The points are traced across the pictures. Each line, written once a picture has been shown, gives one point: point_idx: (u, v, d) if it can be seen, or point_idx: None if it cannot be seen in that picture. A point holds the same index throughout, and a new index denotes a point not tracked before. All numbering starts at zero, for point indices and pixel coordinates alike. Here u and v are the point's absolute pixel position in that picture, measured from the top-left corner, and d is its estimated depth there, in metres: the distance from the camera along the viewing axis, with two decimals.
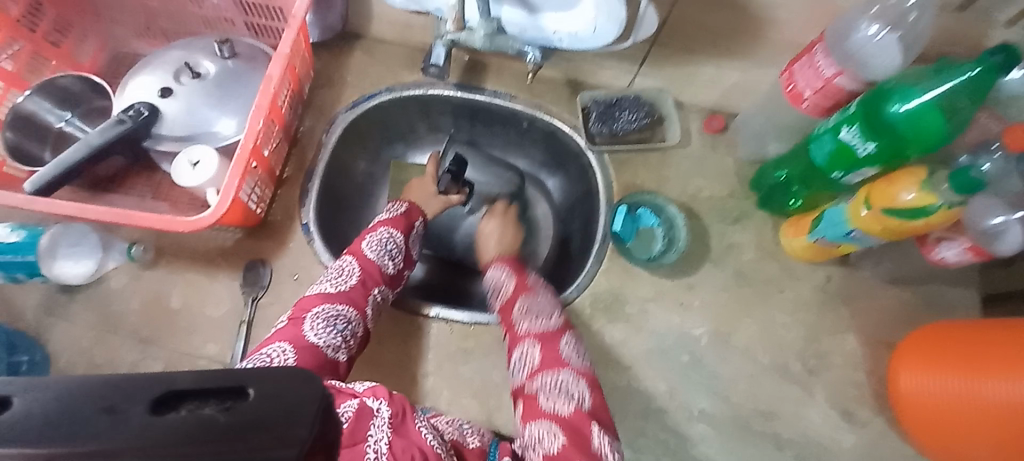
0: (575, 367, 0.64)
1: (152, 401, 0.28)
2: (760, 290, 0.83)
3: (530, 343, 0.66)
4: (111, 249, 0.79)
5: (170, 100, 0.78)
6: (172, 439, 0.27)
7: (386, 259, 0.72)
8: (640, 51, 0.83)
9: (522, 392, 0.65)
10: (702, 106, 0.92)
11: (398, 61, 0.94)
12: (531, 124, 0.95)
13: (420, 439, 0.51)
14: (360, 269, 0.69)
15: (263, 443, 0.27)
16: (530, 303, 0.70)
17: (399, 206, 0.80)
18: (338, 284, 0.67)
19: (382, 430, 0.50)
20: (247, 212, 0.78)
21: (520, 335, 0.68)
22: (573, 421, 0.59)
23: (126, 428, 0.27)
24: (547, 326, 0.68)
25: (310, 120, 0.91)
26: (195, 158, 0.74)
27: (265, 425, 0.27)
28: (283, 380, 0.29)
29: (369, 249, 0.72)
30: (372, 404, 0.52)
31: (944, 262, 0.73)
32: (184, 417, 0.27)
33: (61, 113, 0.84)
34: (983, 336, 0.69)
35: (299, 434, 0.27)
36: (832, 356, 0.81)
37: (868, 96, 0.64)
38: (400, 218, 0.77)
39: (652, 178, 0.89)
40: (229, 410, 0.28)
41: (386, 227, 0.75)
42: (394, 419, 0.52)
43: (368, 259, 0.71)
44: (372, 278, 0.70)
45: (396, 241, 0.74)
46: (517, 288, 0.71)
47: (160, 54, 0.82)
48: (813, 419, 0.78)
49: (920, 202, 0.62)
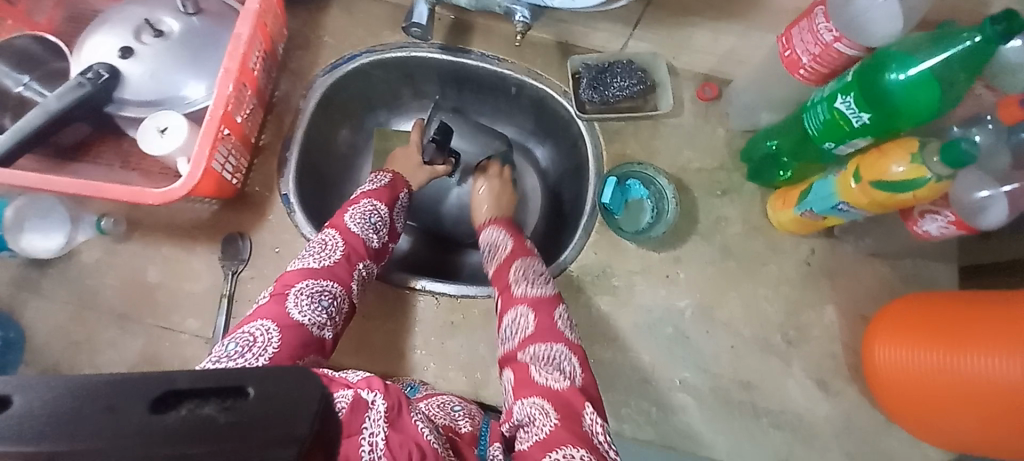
0: (567, 342, 0.62)
1: (152, 400, 0.28)
2: (745, 263, 0.84)
3: (525, 308, 0.65)
4: (80, 222, 0.75)
5: (132, 62, 0.72)
6: (172, 439, 0.27)
7: (371, 232, 0.71)
8: (635, 13, 0.79)
9: (511, 360, 0.63)
10: (696, 72, 0.89)
11: (378, 20, 0.88)
12: (520, 89, 0.92)
13: (417, 433, 0.44)
14: (343, 244, 0.68)
15: (262, 444, 0.27)
16: (525, 268, 0.70)
17: (382, 177, 0.78)
18: (321, 258, 0.65)
19: (378, 424, 0.42)
20: (222, 183, 0.74)
21: (514, 298, 0.67)
22: (565, 397, 0.56)
23: (126, 426, 0.27)
24: (542, 292, 0.67)
25: (285, 84, 0.86)
26: (163, 124, 0.69)
27: (263, 425, 0.28)
28: (283, 379, 0.30)
29: (352, 222, 0.70)
30: (366, 396, 0.43)
31: (926, 235, 0.72)
32: (184, 418, 0.27)
33: (18, 77, 0.78)
34: (966, 310, 0.69)
35: (299, 434, 0.28)
36: (812, 328, 0.83)
37: (865, 65, 0.62)
38: (385, 189, 0.76)
39: (643, 149, 0.87)
40: (229, 409, 0.28)
41: (369, 199, 0.73)
42: (390, 413, 0.43)
43: (351, 232, 0.69)
44: (356, 252, 0.68)
45: (380, 214, 0.73)
46: (513, 251, 0.73)
47: (118, 10, 0.75)
48: (789, 390, 0.81)
49: (910, 175, 0.61)
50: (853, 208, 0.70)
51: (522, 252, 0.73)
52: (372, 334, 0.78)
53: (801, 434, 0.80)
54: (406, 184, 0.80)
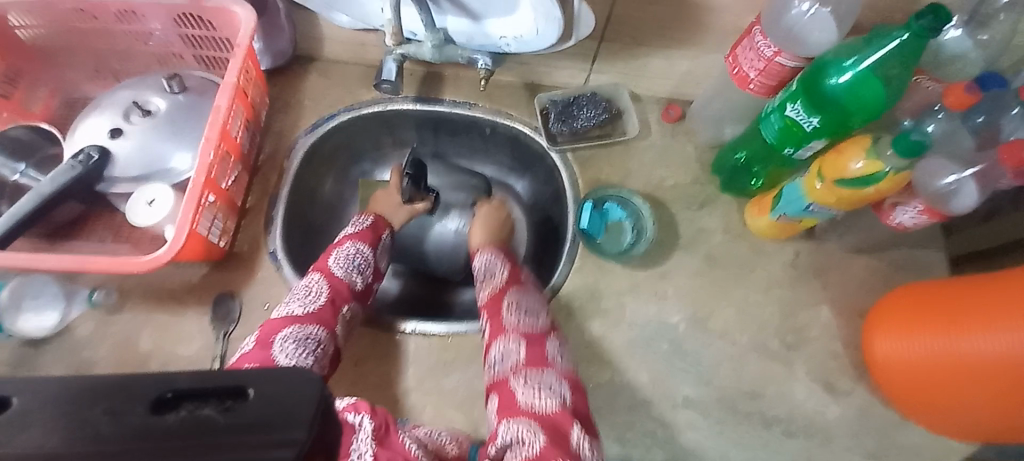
0: (559, 369, 0.65)
1: (154, 402, 0.31)
2: (732, 272, 0.84)
3: (518, 339, 0.67)
4: (75, 297, 0.77)
5: (121, 141, 0.76)
6: (174, 437, 0.30)
7: (355, 273, 0.72)
8: (590, 48, 0.84)
9: (501, 384, 0.65)
10: (659, 96, 0.94)
11: (354, 79, 0.94)
12: (493, 129, 0.96)
13: (403, 449, 0.56)
14: (328, 287, 0.69)
15: (261, 443, 0.30)
16: (519, 299, 0.72)
17: (365, 219, 0.80)
18: (306, 302, 0.66)
19: (366, 443, 0.54)
20: (208, 246, 0.77)
21: (507, 330, 0.68)
22: (553, 419, 0.60)
23: (127, 424, 0.30)
24: (535, 324, 0.70)
25: (269, 147, 0.90)
26: (151, 197, 0.73)
27: (262, 424, 0.30)
28: (281, 382, 0.32)
29: (336, 266, 0.71)
30: (354, 419, 0.56)
31: (902, 226, 0.73)
32: (183, 418, 0.30)
33: (15, 166, 0.81)
34: (966, 294, 0.69)
35: (296, 436, 0.30)
36: (809, 329, 0.82)
37: (807, 72, 0.66)
38: (366, 231, 0.78)
39: (617, 172, 0.90)
40: (229, 411, 0.31)
41: (353, 242, 0.75)
42: (378, 432, 0.56)
43: (336, 276, 0.70)
44: (340, 295, 0.69)
45: (363, 255, 0.75)
46: (506, 280, 0.75)
47: (108, 95, 0.81)
48: (797, 395, 0.79)
49: (869, 169, 0.63)
50: (823, 207, 0.71)
51: (517, 281, 0.75)
52: (367, 382, 0.77)
53: (815, 440, 0.77)
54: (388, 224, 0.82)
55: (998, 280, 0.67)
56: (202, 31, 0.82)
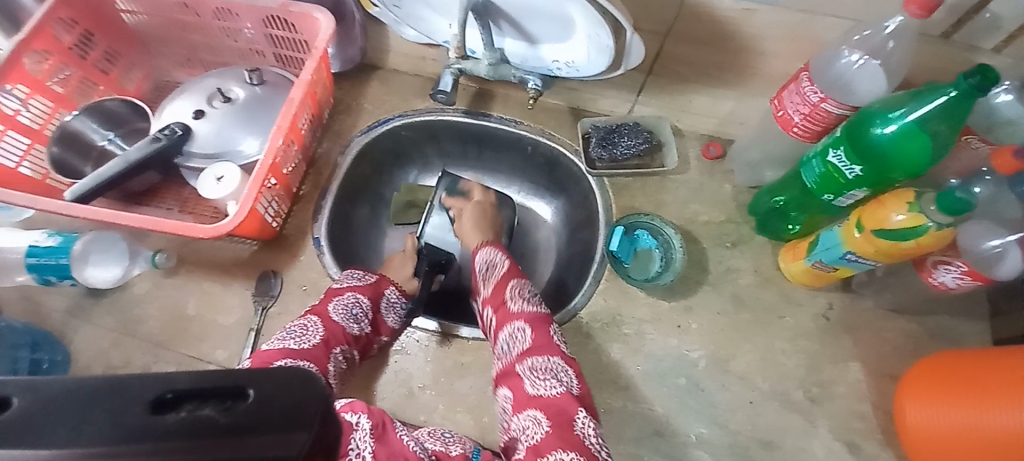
0: (563, 355, 0.69)
1: (153, 401, 0.32)
2: (758, 315, 0.83)
3: (522, 324, 0.71)
4: (138, 256, 0.84)
5: (202, 122, 0.85)
6: (173, 436, 0.31)
7: (353, 323, 0.75)
8: (637, 81, 0.88)
9: (510, 372, 0.69)
10: (700, 133, 0.95)
11: (411, 90, 1.01)
12: (534, 148, 1.00)
13: (402, 446, 0.61)
14: (324, 330, 0.72)
15: (261, 444, 0.31)
16: (520, 288, 0.76)
17: (366, 275, 0.83)
18: (305, 339, 0.70)
19: (365, 441, 0.59)
20: (263, 224, 0.83)
21: (511, 314, 0.73)
22: (560, 404, 0.63)
23: (124, 424, 0.31)
24: (536, 310, 0.74)
25: (327, 143, 0.97)
26: (219, 173, 0.80)
27: (262, 426, 0.32)
28: (278, 382, 0.34)
29: (335, 312, 0.75)
30: (351, 418, 0.61)
31: (944, 287, 0.71)
32: (185, 417, 0.31)
33: (105, 132, 0.91)
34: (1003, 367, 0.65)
35: (299, 438, 0.32)
36: (836, 385, 0.79)
37: (851, 121, 0.66)
38: (370, 286, 0.81)
39: (650, 202, 0.92)
40: (229, 410, 0.32)
41: (353, 292, 0.78)
42: (375, 430, 0.61)
43: (336, 324, 0.74)
44: (335, 338, 0.73)
45: (362, 306, 0.78)
46: (508, 271, 0.79)
47: (197, 82, 0.90)
48: (816, 452, 0.75)
49: (911, 223, 0.62)
50: (861, 258, 0.69)
51: (517, 273, 0.79)
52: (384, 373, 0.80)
53: None
54: (394, 281, 0.84)
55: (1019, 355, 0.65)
56: (285, 33, 0.91)
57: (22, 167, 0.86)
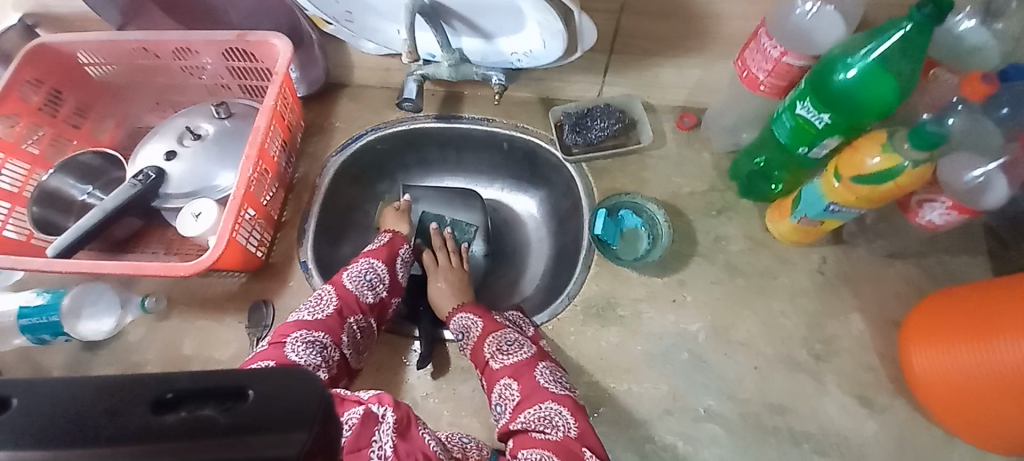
0: (555, 395, 0.68)
1: (154, 401, 0.30)
2: (753, 280, 0.82)
3: (508, 379, 0.71)
4: (129, 304, 0.85)
5: (175, 162, 0.85)
6: (172, 438, 0.29)
7: (366, 288, 0.78)
8: (601, 62, 0.88)
9: (508, 429, 0.68)
10: (674, 106, 0.94)
11: (381, 102, 1.01)
12: (510, 144, 0.99)
13: (422, 443, 0.58)
14: (337, 298, 0.76)
15: (261, 443, 0.29)
16: (500, 339, 0.75)
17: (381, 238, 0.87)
18: (318, 310, 0.74)
19: (387, 434, 0.57)
20: (247, 255, 0.83)
21: (496, 372, 0.73)
22: (563, 445, 0.63)
23: (122, 425, 0.29)
24: (520, 358, 0.73)
25: (303, 167, 0.97)
26: (198, 210, 0.81)
27: (264, 425, 0.30)
28: (280, 380, 0.32)
29: (348, 280, 0.78)
30: (377, 410, 0.58)
31: (932, 225, 0.69)
32: (184, 418, 0.30)
33: (83, 187, 0.91)
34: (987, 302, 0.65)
35: (297, 438, 0.29)
36: (840, 339, 0.78)
37: (814, 70, 0.65)
38: (382, 249, 0.85)
39: (631, 181, 0.91)
40: (229, 410, 0.30)
41: (367, 258, 0.82)
42: (399, 425, 0.58)
43: (348, 292, 0.77)
44: (349, 306, 0.76)
45: (375, 270, 0.81)
46: (484, 327, 0.78)
47: (165, 123, 0.91)
48: (828, 409, 0.74)
49: (887, 165, 0.62)
50: (844, 207, 0.68)
51: (495, 326, 0.78)
52: (387, 387, 0.79)
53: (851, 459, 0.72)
54: (403, 237, 0.88)
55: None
56: (247, 63, 0.92)
57: (7, 229, 0.86)
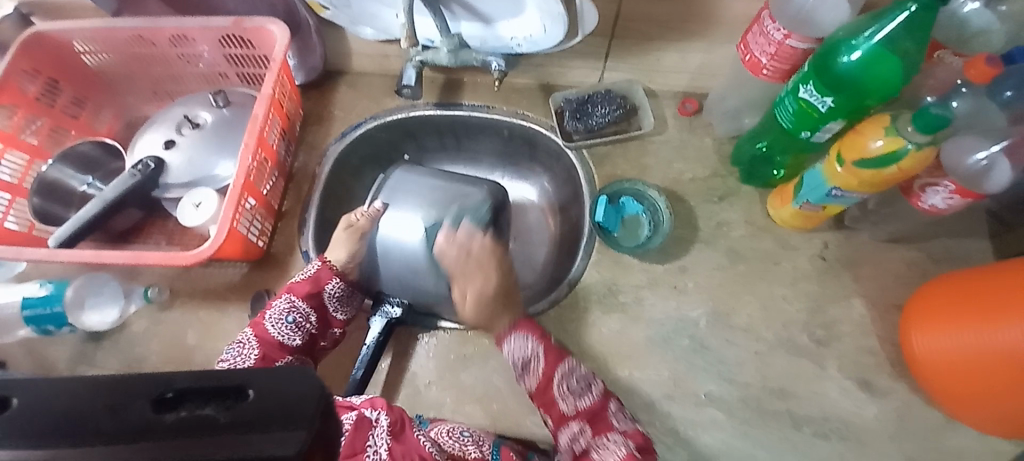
0: (624, 431, 0.66)
1: (156, 400, 0.34)
2: (755, 265, 0.82)
3: (579, 422, 0.67)
4: (132, 295, 0.85)
5: (173, 152, 0.85)
6: (178, 435, 0.32)
7: (288, 332, 0.75)
8: (602, 46, 0.87)
9: None
10: (675, 91, 0.93)
11: (379, 90, 1.00)
12: (511, 131, 0.99)
13: (418, 446, 0.61)
14: (259, 345, 0.74)
15: (259, 440, 0.32)
16: (567, 378, 0.70)
17: (311, 266, 0.80)
18: (240, 360, 0.73)
19: (381, 439, 0.60)
20: (248, 244, 0.83)
21: (564, 413, 0.68)
22: None
23: (131, 423, 0.33)
24: (589, 399, 0.68)
25: (302, 156, 0.96)
26: (198, 200, 0.81)
27: (261, 423, 0.33)
28: (278, 380, 0.35)
29: (270, 323, 0.75)
30: (370, 415, 0.61)
31: (936, 210, 0.69)
32: (187, 416, 0.33)
33: (82, 178, 0.91)
34: (999, 281, 0.65)
35: (297, 435, 0.32)
36: (841, 323, 0.78)
37: (818, 53, 0.65)
38: (309, 282, 0.78)
39: (632, 168, 0.90)
40: (229, 410, 0.34)
41: (288, 297, 0.76)
42: (393, 428, 0.61)
43: (271, 338, 0.75)
44: (273, 351, 0.75)
45: (297, 310, 0.76)
46: (548, 360, 0.71)
47: (163, 112, 0.90)
48: (828, 392, 0.75)
49: (890, 148, 0.61)
50: (847, 192, 0.68)
51: (560, 358, 0.71)
52: (389, 372, 0.81)
53: (851, 440, 0.73)
54: (332, 268, 0.79)
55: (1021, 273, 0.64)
56: (244, 51, 0.91)
57: (8, 220, 0.86)
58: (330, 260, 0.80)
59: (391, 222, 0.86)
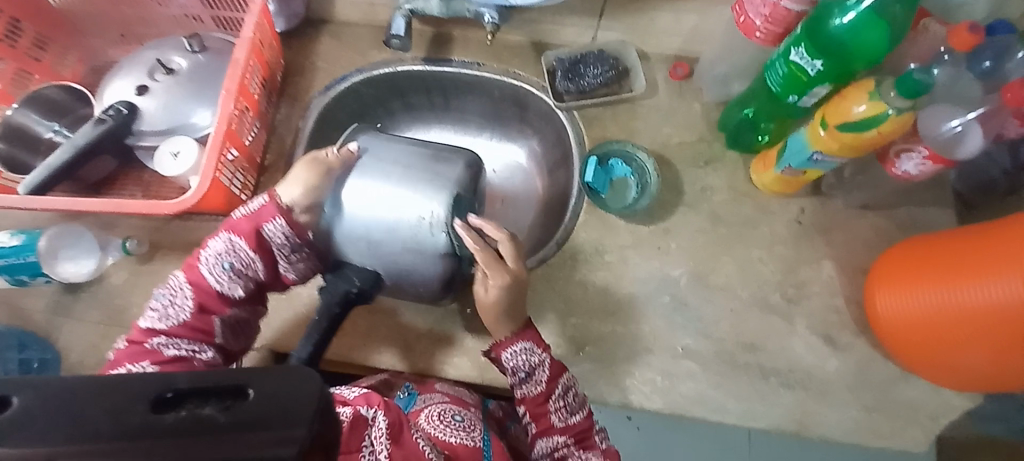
0: (603, 449, 0.69)
1: (154, 400, 0.30)
2: (735, 228, 0.85)
3: (566, 439, 0.67)
4: (109, 247, 0.82)
5: (147, 98, 0.80)
6: (173, 436, 0.28)
7: (225, 279, 0.67)
8: (597, 4, 0.85)
9: None
10: (667, 54, 0.93)
11: (364, 42, 0.96)
12: (501, 90, 0.96)
13: (417, 449, 0.56)
14: (192, 291, 0.66)
15: (261, 442, 0.29)
16: (565, 396, 0.69)
17: (257, 201, 0.69)
18: (176, 312, 0.66)
19: (380, 442, 0.53)
20: (231, 197, 0.81)
21: (553, 427, 0.68)
22: None
23: (125, 423, 0.29)
24: (580, 417, 0.69)
25: (285, 109, 0.93)
26: (175, 149, 0.78)
27: (263, 424, 0.29)
28: (281, 380, 0.31)
29: (202, 268, 0.67)
30: (366, 413, 0.55)
31: (908, 176, 0.72)
32: (184, 416, 0.29)
33: (49, 124, 0.85)
34: (953, 248, 0.70)
35: (298, 434, 0.29)
36: (811, 284, 0.83)
37: (811, 16, 0.65)
38: (243, 224, 0.67)
39: (622, 130, 0.91)
40: (229, 409, 0.30)
41: (220, 240, 0.67)
42: (391, 429, 0.55)
43: (208, 287, 0.67)
44: (211, 300, 0.67)
45: (230, 255, 0.67)
46: (550, 376, 0.69)
47: (133, 56, 0.84)
48: (795, 346, 0.80)
49: (872, 112, 0.63)
50: (827, 157, 0.70)
51: (562, 373, 0.70)
52: (377, 328, 0.81)
53: (812, 390, 0.79)
54: (280, 206, 0.67)
55: (986, 236, 0.68)
56: None
57: None
58: (278, 196, 0.67)
59: (361, 174, 0.67)
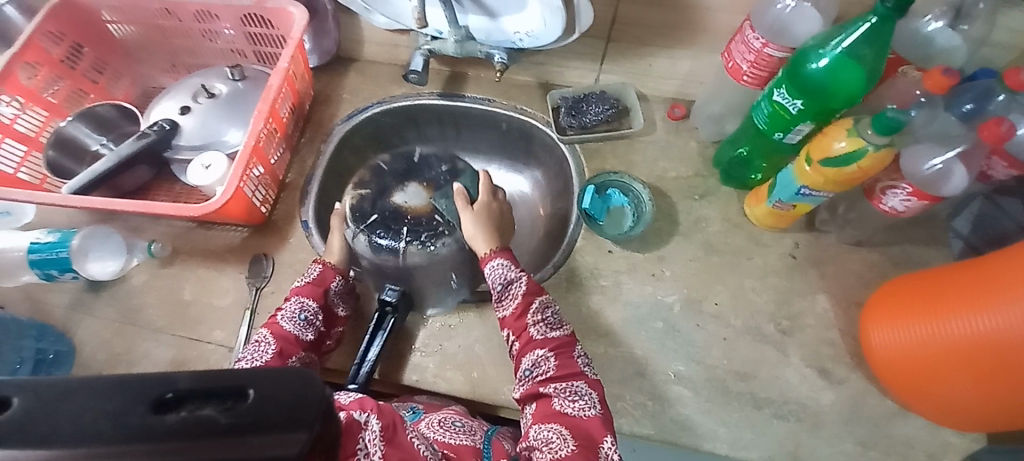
0: (587, 378, 0.71)
1: (154, 401, 0.30)
2: (728, 259, 0.87)
3: (545, 351, 0.72)
4: (135, 248, 0.88)
5: (188, 117, 0.90)
6: (179, 438, 0.30)
7: (302, 328, 0.77)
8: (598, 49, 0.93)
9: (532, 396, 0.70)
10: (665, 96, 0.99)
11: (386, 77, 1.05)
12: (509, 124, 1.04)
13: (410, 448, 0.57)
14: (275, 341, 0.75)
15: (262, 444, 0.30)
16: (542, 313, 0.75)
17: (314, 269, 0.82)
18: (258, 357, 0.73)
19: (375, 444, 0.54)
20: (251, 208, 0.87)
21: (532, 341, 0.73)
22: (587, 430, 0.65)
23: (127, 424, 0.29)
24: (560, 334, 0.74)
25: (309, 133, 1.01)
26: (207, 162, 0.85)
27: (263, 426, 0.30)
28: (279, 380, 0.32)
29: (283, 321, 0.77)
30: (360, 417, 0.56)
31: (893, 212, 0.74)
32: (185, 418, 0.30)
33: (98, 137, 0.95)
34: (942, 282, 0.71)
35: (298, 437, 0.30)
36: (806, 317, 0.83)
37: (791, 61, 0.71)
38: (313, 284, 0.80)
39: (620, 163, 0.95)
40: (229, 410, 0.31)
41: (297, 297, 0.79)
42: (385, 432, 0.56)
43: (287, 335, 0.76)
44: (289, 347, 0.75)
45: (307, 308, 0.78)
46: (525, 291, 0.76)
47: (180, 82, 0.95)
48: (790, 379, 0.79)
49: (851, 148, 0.67)
50: (815, 191, 0.73)
51: (536, 290, 0.77)
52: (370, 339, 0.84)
53: (808, 425, 0.77)
54: (336, 269, 0.83)
55: (977, 264, 0.69)
56: (262, 30, 0.96)
57: (21, 173, 0.91)
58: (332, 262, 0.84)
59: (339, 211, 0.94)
